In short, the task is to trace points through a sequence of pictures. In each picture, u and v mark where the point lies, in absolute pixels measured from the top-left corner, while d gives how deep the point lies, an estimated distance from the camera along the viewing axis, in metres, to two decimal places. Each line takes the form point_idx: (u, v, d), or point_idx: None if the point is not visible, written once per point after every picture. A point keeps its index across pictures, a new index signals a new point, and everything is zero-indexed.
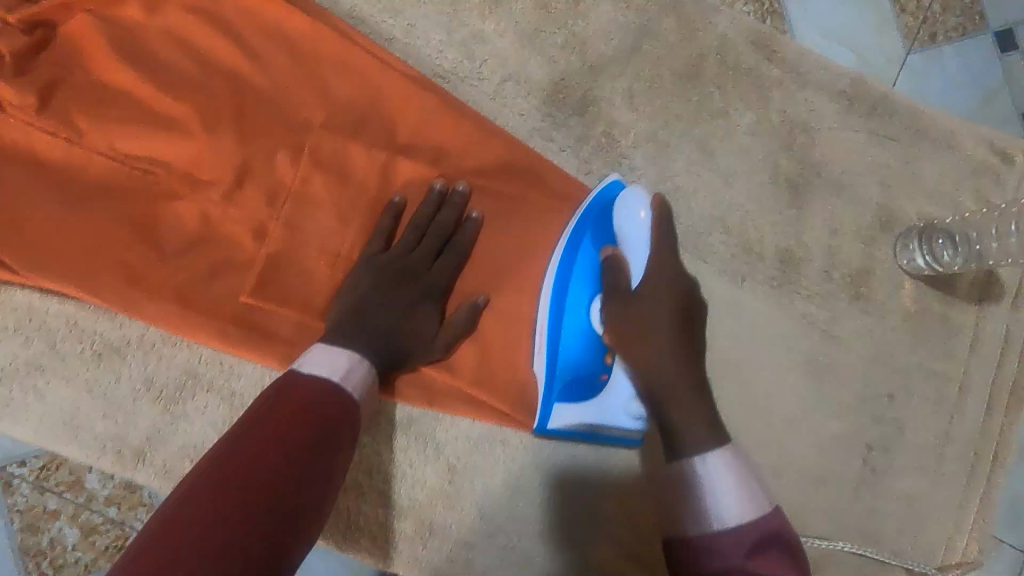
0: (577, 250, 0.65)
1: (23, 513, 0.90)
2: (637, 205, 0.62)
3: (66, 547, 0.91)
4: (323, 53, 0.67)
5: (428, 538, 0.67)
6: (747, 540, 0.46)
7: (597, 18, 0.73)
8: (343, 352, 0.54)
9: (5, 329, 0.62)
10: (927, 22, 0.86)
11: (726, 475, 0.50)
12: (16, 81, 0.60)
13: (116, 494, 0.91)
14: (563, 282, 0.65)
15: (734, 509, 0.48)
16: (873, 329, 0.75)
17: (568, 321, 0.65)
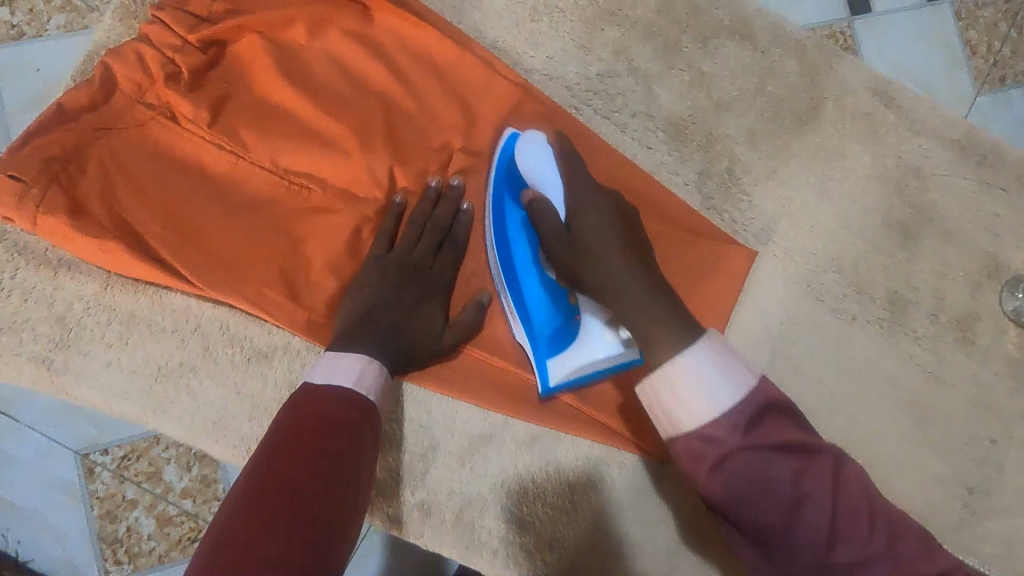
0: (504, 219, 0.66)
1: (103, 500, 0.93)
2: (533, 146, 0.64)
3: (141, 536, 0.93)
4: (470, 80, 0.71)
5: (547, 555, 0.68)
6: (741, 418, 0.49)
7: (724, 58, 0.76)
8: (350, 356, 0.58)
9: (163, 330, 0.65)
10: (997, 66, 0.89)
11: (710, 365, 0.50)
12: (193, 96, 0.64)
13: (192, 486, 0.94)
14: (506, 252, 0.66)
15: (723, 393, 0.49)
16: (978, 374, 0.77)
17: (527, 287, 0.65)
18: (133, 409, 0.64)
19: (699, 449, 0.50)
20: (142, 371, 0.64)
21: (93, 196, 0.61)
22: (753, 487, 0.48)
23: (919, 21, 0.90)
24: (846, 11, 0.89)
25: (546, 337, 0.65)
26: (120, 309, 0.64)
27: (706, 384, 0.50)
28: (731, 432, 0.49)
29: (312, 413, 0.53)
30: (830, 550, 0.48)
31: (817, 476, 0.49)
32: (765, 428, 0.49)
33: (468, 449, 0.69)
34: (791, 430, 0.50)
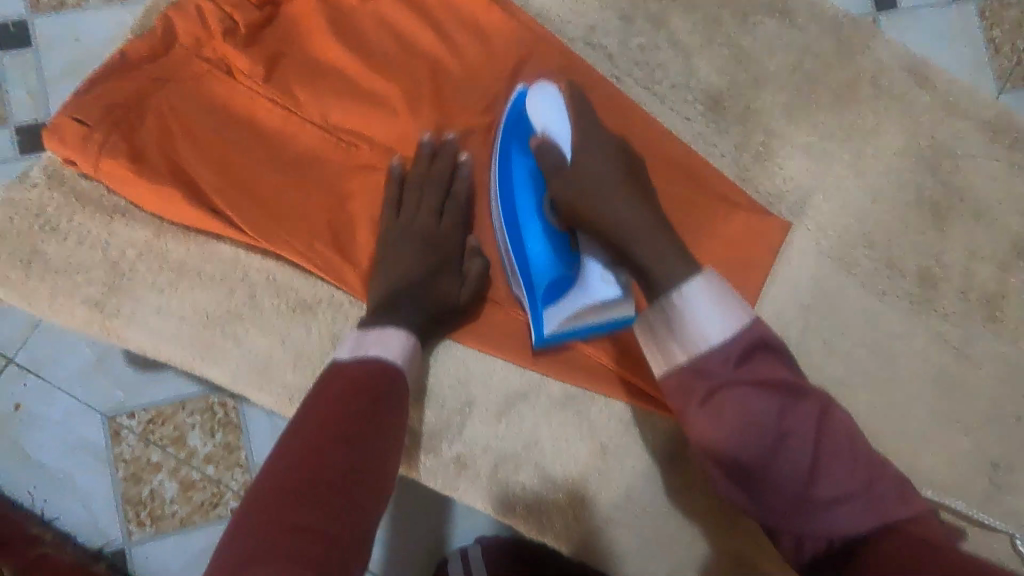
0: (509, 163, 0.67)
1: (128, 463, 0.94)
2: (545, 98, 0.66)
3: (163, 500, 0.94)
4: (515, 46, 0.72)
5: (579, 511, 0.69)
6: (734, 353, 0.52)
7: (763, 34, 0.78)
8: (382, 331, 0.59)
9: (212, 278, 0.66)
10: None
11: (709, 299, 0.53)
12: (249, 51, 0.66)
13: (215, 452, 0.95)
14: (509, 201, 0.66)
15: (720, 328, 0.52)
16: (1006, 353, 0.77)
17: (527, 230, 0.66)
18: (181, 355, 0.66)
19: (690, 383, 0.53)
20: (190, 318, 0.66)
21: (152, 144, 0.63)
22: (744, 429, 0.51)
23: (942, 18, 0.96)
24: (872, 5, 0.97)
25: (546, 286, 0.65)
26: (172, 257, 0.66)
27: (704, 316, 0.53)
28: (723, 367, 0.52)
29: (348, 387, 0.54)
30: (811, 483, 0.51)
31: (802, 414, 0.52)
32: (755, 368, 0.52)
33: (504, 406, 0.70)
34: (781, 371, 0.53)
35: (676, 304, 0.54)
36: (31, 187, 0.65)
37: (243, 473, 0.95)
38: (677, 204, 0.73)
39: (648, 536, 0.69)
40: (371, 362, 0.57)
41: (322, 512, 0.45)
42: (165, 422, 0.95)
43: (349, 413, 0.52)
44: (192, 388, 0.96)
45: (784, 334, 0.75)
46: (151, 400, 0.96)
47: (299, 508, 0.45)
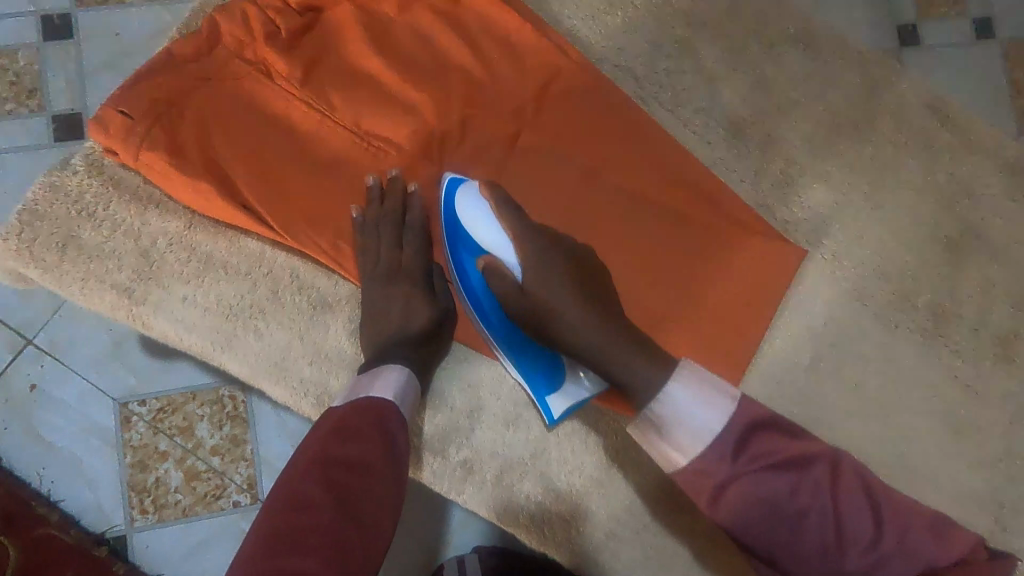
0: (467, 279, 0.68)
1: (136, 449, 0.96)
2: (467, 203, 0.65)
3: (168, 489, 0.96)
4: (544, 64, 0.74)
5: (580, 523, 0.70)
6: (730, 445, 0.49)
7: (788, 64, 0.79)
8: (382, 374, 0.61)
9: (238, 271, 0.68)
10: None
11: (691, 393, 0.51)
12: (288, 55, 0.68)
13: (222, 444, 0.96)
14: (479, 308, 0.68)
15: (708, 424, 0.50)
16: (1018, 393, 0.77)
17: (503, 336, 0.68)
18: (203, 345, 0.67)
19: (695, 481, 0.51)
20: (214, 309, 0.67)
21: (190, 139, 0.65)
22: (765, 513, 0.48)
23: (966, 55, 0.98)
24: (895, 40, 0.97)
25: (539, 377, 0.68)
26: (200, 249, 0.68)
27: (690, 416, 0.50)
28: (721, 458, 0.49)
29: (345, 431, 0.55)
30: (841, 556, 0.48)
31: (813, 485, 0.48)
32: (755, 446, 0.50)
33: (512, 413, 0.71)
34: (781, 443, 0.50)
35: (659, 412, 0.52)
36: (71, 173, 0.67)
37: (248, 468, 0.96)
38: (690, 226, 0.75)
39: (647, 553, 0.70)
40: (371, 401, 0.59)
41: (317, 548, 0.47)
42: (175, 412, 0.97)
43: (341, 463, 0.53)
44: (204, 379, 0.98)
45: (795, 361, 0.76)
46: (164, 388, 0.97)
47: (297, 526, 0.48)
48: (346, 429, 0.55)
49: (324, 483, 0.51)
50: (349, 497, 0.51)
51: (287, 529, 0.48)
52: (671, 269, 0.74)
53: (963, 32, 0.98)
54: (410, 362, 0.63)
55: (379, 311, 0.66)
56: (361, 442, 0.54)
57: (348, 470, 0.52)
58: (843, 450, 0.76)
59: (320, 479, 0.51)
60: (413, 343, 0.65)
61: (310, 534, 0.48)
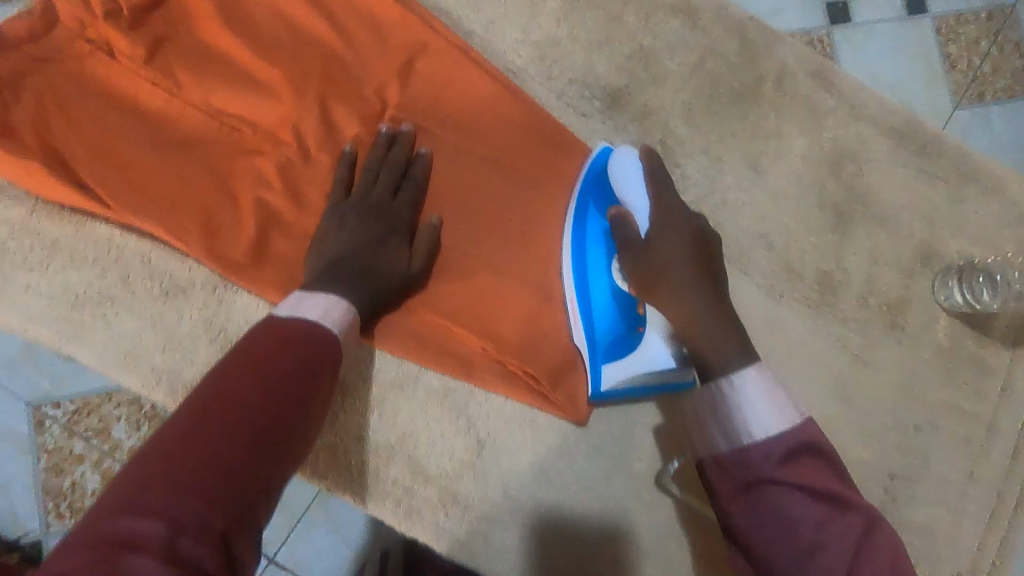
0: (586, 223, 0.68)
1: (50, 453, 0.92)
2: (626, 160, 0.65)
3: (85, 492, 0.91)
4: (407, 36, 0.71)
5: (451, 508, 0.68)
6: (778, 452, 0.52)
7: (665, 33, 0.77)
8: (322, 296, 0.58)
9: (85, 258, 0.66)
10: (977, 81, 0.96)
11: (764, 388, 0.55)
12: (132, 34, 0.66)
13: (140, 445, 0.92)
14: (580, 255, 0.67)
15: (764, 425, 0.53)
16: (905, 360, 0.76)
17: (594, 289, 0.67)
18: (48, 334, 0.65)
19: (734, 471, 0.54)
20: (61, 297, 0.65)
21: (26, 122, 0.63)
22: (777, 521, 0.51)
23: (897, 32, 0.97)
24: (825, 20, 0.96)
25: (606, 345, 0.66)
26: (45, 234, 0.66)
27: (750, 406, 0.54)
28: (764, 461, 0.52)
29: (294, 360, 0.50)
30: None
31: (841, 528, 0.50)
32: (801, 466, 0.52)
33: (376, 396, 0.69)
34: (831, 480, 0.52)
35: (725, 387, 0.56)
36: None
37: None
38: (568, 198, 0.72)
39: (522, 532, 0.69)
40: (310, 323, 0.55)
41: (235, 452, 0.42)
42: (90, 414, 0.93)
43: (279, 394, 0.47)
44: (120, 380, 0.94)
45: None
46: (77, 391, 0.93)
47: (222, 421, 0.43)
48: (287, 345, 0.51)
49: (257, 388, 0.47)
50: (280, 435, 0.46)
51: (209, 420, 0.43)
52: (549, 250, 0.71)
53: (894, 7, 0.98)
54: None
55: None
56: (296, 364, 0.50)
57: (289, 400, 0.48)
58: None
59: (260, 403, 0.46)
60: None
61: (235, 466, 0.41)
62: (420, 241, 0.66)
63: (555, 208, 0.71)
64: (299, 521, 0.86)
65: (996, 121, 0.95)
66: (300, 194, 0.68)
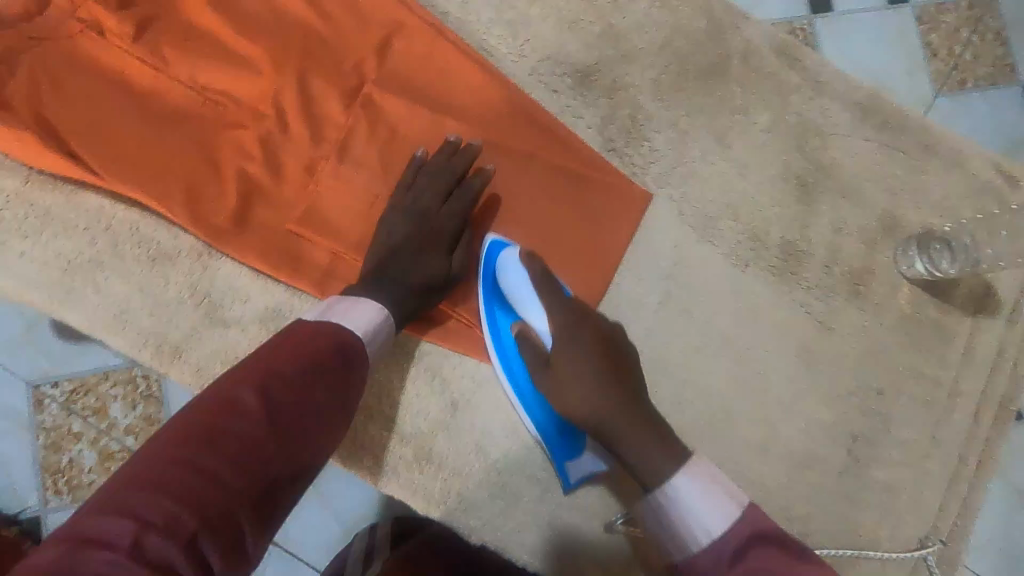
0: (501, 337, 0.70)
1: (48, 431, 0.94)
2: (510, 264, 0.68)
3: (82, 469, 0.94)
4: (383, 16, 0.75)
5: (425, 466, 0.71)
6: (725, 553, 0.50)
7: (634, 12, 0.80)
8: (368, 305, 0.61)
9: (76, 227, 0.69)
10: (957, 69, 0.98)
11: (699, 489, 0.54)
12: (120, 13, 0.69)
13: (136, 424, 0.94)
14: (507, 364, 0.71)
15: (707, 527, 0.52)
16: (868, 327, 0.79)
17: (530, 394, 0.70)
18: (40, 298, 0.68)
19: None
20: (53, 263, 0.69)
21: (20, 97, 0.66)
22: None
23: (879, 21, 0.99)
24: (809, 9, 0.98)
25: (559, 440, 0.70)
26: (38, 204, 0.69)
27: (690, 512, 0.53)
28: (715, 565, 0.50)
29: (303, 366, 0.52)
30: None
31: None
32: (749, 562, 0.49)
33: None
34: (785, 565, 0.48)
35: (661, 500, 0.55)
36: None
37: None
38: (537, 169, 0.75)
39: (493, 489, 0.72)
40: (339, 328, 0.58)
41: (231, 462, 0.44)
42: (87, 393, 0.94)
43: (280, 402, 0.49)
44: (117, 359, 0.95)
45: (643, 303, 0.77)
46: (76, 371, 0.95)
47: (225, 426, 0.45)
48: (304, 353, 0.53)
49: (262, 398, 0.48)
50: (275, 448, 0.47)
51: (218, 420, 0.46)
52: (518, 219, 0.74)
53: None
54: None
55: None
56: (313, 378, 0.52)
57: (290, 412, 0.49)
58: (696, 388, 0.76)
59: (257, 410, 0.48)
60: None
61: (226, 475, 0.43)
62: (461, 245, 0.70)
63: (522, 180, 0.74)
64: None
65: (975, 107, 0.98)
66: (281, 167, 0.71)
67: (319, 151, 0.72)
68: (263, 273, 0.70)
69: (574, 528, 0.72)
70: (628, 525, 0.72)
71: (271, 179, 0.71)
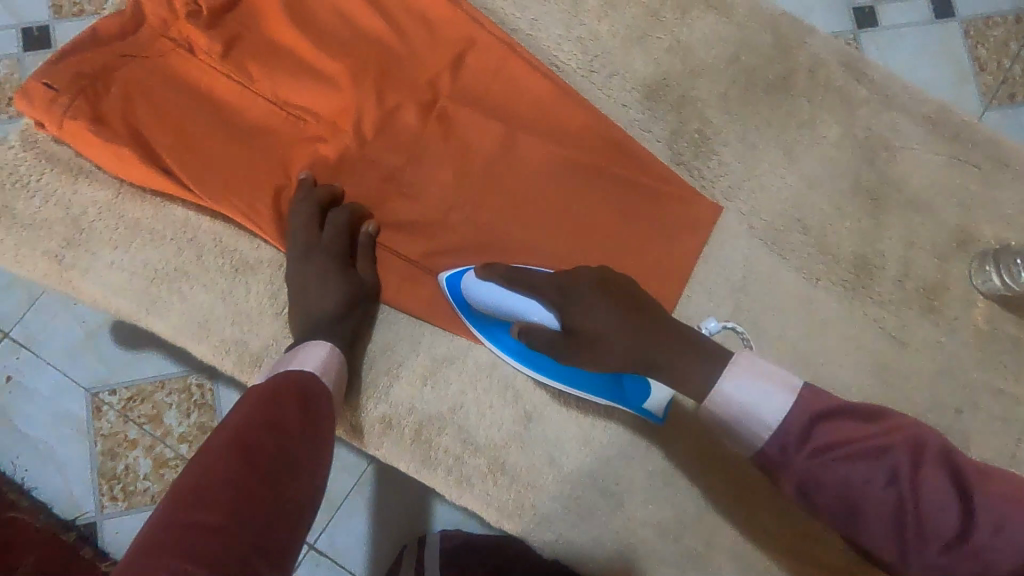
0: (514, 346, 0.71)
1: (106, 437, 0.95)
2: (475, 286, 0.67)
3: (137, 476, 0.95)
4: (457, 33, 0.76)
5: (499, 477, 0.71)
6: (795, 433, 0.52)
7: (701, 27, 0.81)
8: (311, 346, 0.63)
9: (163, 237, 0.71)
10: (1005, 83, 0.97)
11: (746, 380, 0.55)
12: (210, 32, 0.72)
13: (189, 432, 0.95)
14: (538, 365, 0.71)
15: (774, 415, 0.53)
16: (943, 342, 0.77)
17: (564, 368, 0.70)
18: (127, 306, 0.70)
19: (775, 460, 0.54)
20: (140, 272, 0.71)
21: (115, 111, 0.69)
22: (843, 502, 0.51)
23: (924, 35, 0.99)
24: (853, 24, 0.99)
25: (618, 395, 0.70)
26: (128, 215, 0.71)
27: (749, 407, 0.54)
28: (784, 449, 0.53)
29: (283, 412, 0.53)
30: (922, 538, 0.48)
31: (888, 474, 0.49)
32: (823, 433, 0.52)
33: (430, 368, 0.73)
34: (856, 432, 0.51)
35: (714, 406, 0.56)
36: (8, 149, 0.71)
37: None
38: (608, 184, 0.75)
39: (567, 503, 0.71)
40: (292, 373, 0.59)
41: (225, 506, 0.44)
42: (144, 400, 0.96)
43: (263, 444, 0.49)
44: (172, 367, 0.97)
45: (714, 316, 0.77)
46: (133, 377, 0.97)
47: (212, 479, 0.45)
48: (270, 398, 0.54)
49: (239, 445, 0.48)
50: (265, 483, 0.47)
51: (200, 479, 0.45)
52: (590, 232, 0.75)
53: (921, 12, 0.99)
54: (329, 328, 0.66)
55: (297, 279, 0.69)
56: (284, 415, 0.53)
57: (273, 449, 0.49)
58: None
59: (242, 461, 0.47)
60: (326, 311, 0.67)
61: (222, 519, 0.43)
62: None
63: (594, 195, 0.75)
64: (338, 510, 0.89)
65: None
66: (359, 181, 0.73)
67: (395, 164, 0.73)
68: None
69: (648, 544, 0.71)
70: (700, 541, 0.72)
71: (350, 193, 0.73)
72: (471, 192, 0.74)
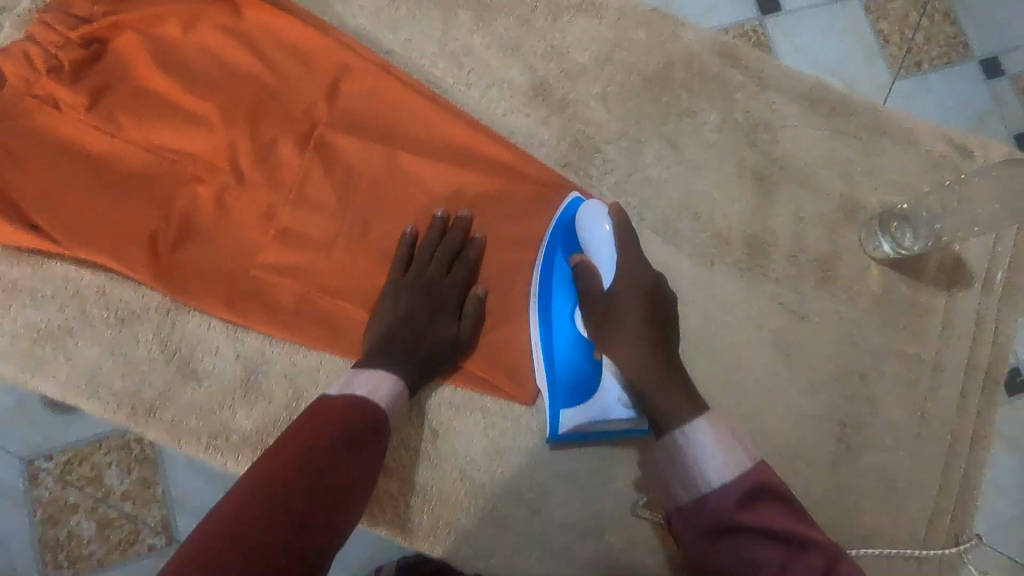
0: (553, 268, 0.71)
1: None
2: (592, 214, 0.69)
3: None
4: (328, 61, 0.77)
5: (410, 497, 0.71)
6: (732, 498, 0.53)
7: (574, 31, 0.83)
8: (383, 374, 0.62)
9: (45, 295, 0.71)
10: (911, 52, 0.90)
11: (713, 439, 0.56)
12: (73, 86, 0.71)
13: None
14: (547, 295, 0.71)
15: (718, 471, 0.55)
16: (842, 311, 0.78)
17: (559, 328, 0.70)
18: (12, 369, 0.70)
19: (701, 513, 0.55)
20: (24, 334, 0.71)
21: None
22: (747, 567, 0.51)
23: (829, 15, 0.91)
24: (758, 10, 0.90)
25: (564, 387, 0.69)
26: (7, 278, 0.71)
27: (704, 452, 0.56)
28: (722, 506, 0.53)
29: (339, 436, 0.52)
30: None
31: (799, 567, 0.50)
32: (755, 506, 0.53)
33: None
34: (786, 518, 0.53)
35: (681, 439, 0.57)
36: None
37: None
38: (495, 192, 0.75)
39: (481, 515, 0.71)
40: (358, 398, 0.58)
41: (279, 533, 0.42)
42: None
43: (323, 474, 0.48)
44: None
45: None
46: None
47: (275, 499, 0.44)
48: (337, 424, 0.53)
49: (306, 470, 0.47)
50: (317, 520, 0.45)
51: (266, 495, 0.44)
52: None
53: None
54: None
55: None
56: (347, 448, 0.51)
57: (332, 486, 0.48)
58: None
59: (305, 492, 0.46)
60: None
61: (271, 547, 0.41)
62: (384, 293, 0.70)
63: (480, 205, 0.75)
64: None
65: (936, 90, 0.89)
66: (239, 216, 0.72)
67: (277, 197, 0.73)
68: (231, 321, 0.72)
69: (567, 547, 0.71)
70: (620, 537, 0.71)
71: (231, 229, 0.72)
72: (357, 215, 0.74)
